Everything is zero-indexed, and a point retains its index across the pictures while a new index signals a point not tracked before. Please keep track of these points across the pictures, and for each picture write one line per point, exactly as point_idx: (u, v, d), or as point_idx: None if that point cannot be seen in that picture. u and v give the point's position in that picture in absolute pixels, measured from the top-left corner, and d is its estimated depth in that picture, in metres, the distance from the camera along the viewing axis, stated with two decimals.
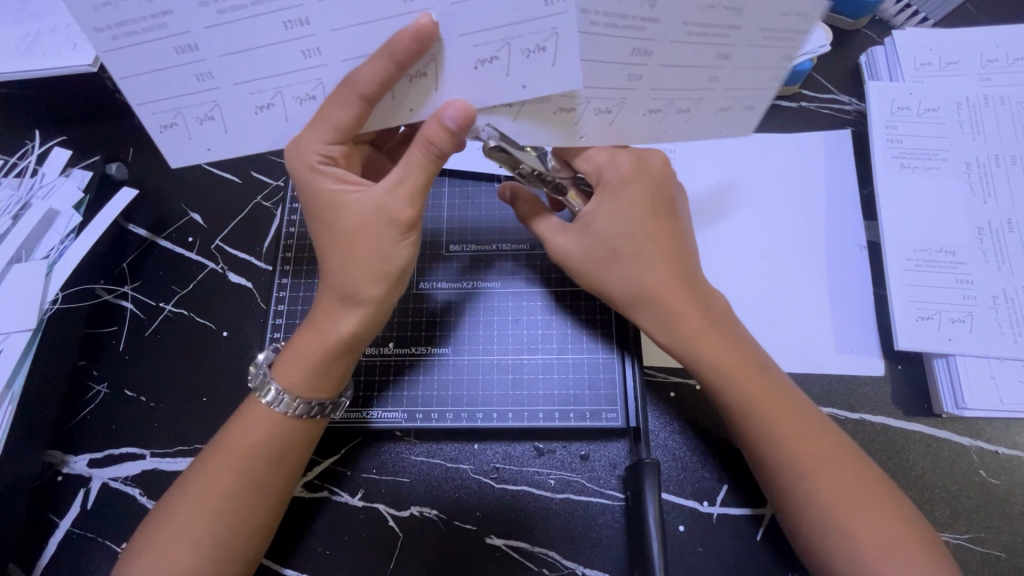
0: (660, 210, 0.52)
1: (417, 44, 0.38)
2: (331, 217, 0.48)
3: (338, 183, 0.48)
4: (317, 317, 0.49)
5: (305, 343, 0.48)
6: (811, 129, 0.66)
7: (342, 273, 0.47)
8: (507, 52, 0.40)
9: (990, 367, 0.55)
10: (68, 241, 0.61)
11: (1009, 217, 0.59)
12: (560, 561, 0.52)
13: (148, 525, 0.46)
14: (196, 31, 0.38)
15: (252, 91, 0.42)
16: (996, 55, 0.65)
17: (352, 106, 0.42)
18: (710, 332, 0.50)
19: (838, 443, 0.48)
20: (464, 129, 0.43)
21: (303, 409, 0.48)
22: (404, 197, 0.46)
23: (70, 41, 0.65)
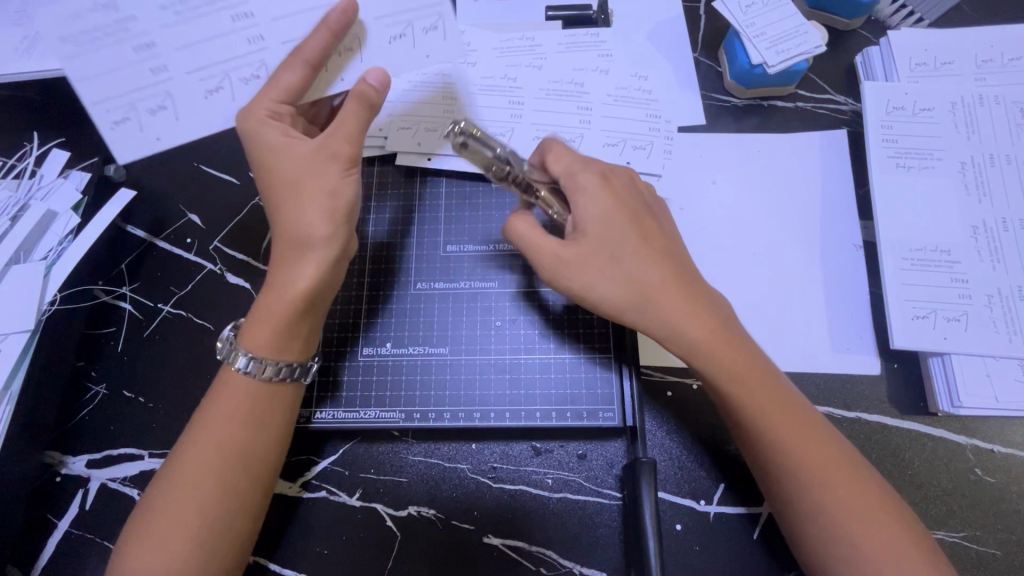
0: (642, 215, 0.53)
1: (348, 10, 0.48)
2: (273, 168, 0.49)
3: (281, 135, 0.48)
4: (273, 275, 0.49)
5: (267, 305, 0.49)
6: (807, 129, 0.67)
7: (300, 217, 0.48)
8: (411, 31, 0.50)
9: (985, 365, 0.55)
10: (66, 242, 0.61)
11: (1003, 215, 0.59)
12: (558, 560, 0.53)
13: (136, 520, 0.45)
14: (154, 31, 0.46)
15: (202, 76, 0.48)
16: (990, 55, 0.65)
17: (299, 68, 0.48)
18: (715, 338, 0.49)
19: (830, 439, 0.48)
20: (386, 84, 0.50)
21: (272, 371, 0.49)
22: (341, 137, 0.49)
23: None
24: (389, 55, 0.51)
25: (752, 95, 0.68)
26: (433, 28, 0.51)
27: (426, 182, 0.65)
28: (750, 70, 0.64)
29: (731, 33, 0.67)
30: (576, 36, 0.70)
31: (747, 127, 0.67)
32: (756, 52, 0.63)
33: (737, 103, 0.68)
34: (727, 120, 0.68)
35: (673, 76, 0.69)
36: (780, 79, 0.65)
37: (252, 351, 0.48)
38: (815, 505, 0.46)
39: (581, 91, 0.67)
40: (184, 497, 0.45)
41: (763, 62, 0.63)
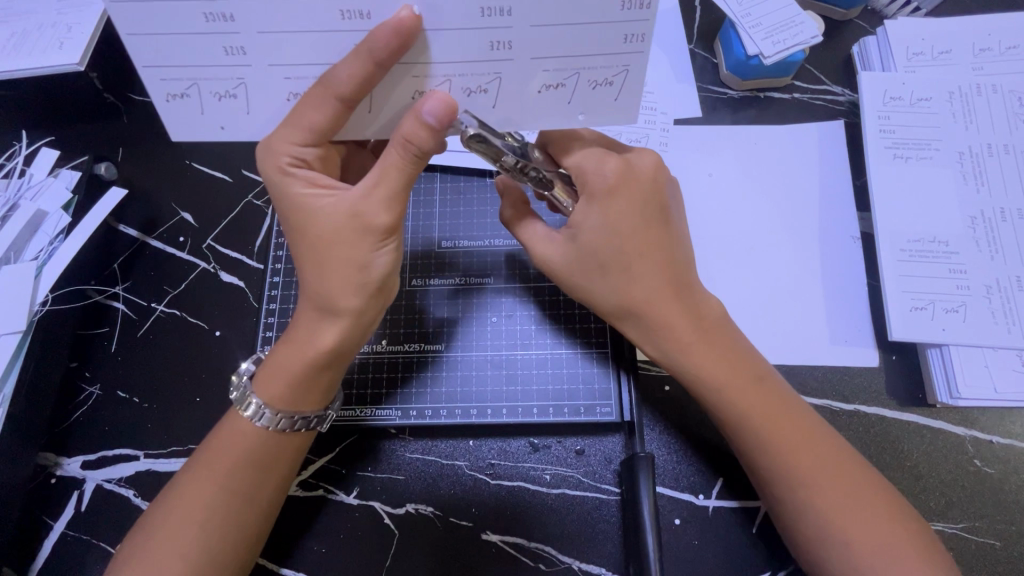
0: (649, 218, 0.49)
1: (397, 39, 0.38)
2: (304, 225, 0.46)
3: (308, 186, 0.46)
4: (298, 331, 0.48)
5: (285, 359, 0.47)
6: (804, 121, 0.66)
7: (321, 284, 0.46)
8: (576, 81, 0.42)
9: (983, 356, 0.55)
10: (57, 242, 0.60)
11: (1002, 205, 0.59)
12: (557, 556, 0.52)
13: (144, 522, 0.47)
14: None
15: (290, 76, 0.42)
16: (988, 44, 0.65)
17: (327, 105, 0.41)
18: (695, 350, 0.49)
19: (828, 449, 0.48)
20: (446, 125, 0.41)
21: (286, 423, 0.48)
22: (382, 201, 0.44)
23: (56, 40, 0.65)
24: (533, 105, 0.43)
25: (749, 86, 0.67)
26: (604, 83, 0.42)
27: (420, 178, 0.64)
28: (745, 61, 0.64)
29: (726, 24, 0.66)
30: None
31: (744, 118, 0.67)
32: (751, 43, 0.63)
33: (732, 95, 0.68)
34: (724, 112, 0.67)
35: (668, 70, 0.68)
36: (775, 71, 0.65)
37: (269, 403, 0.47)
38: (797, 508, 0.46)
39: None
40: (186, 506, 0.46)
41: (758, 53, 0.62)
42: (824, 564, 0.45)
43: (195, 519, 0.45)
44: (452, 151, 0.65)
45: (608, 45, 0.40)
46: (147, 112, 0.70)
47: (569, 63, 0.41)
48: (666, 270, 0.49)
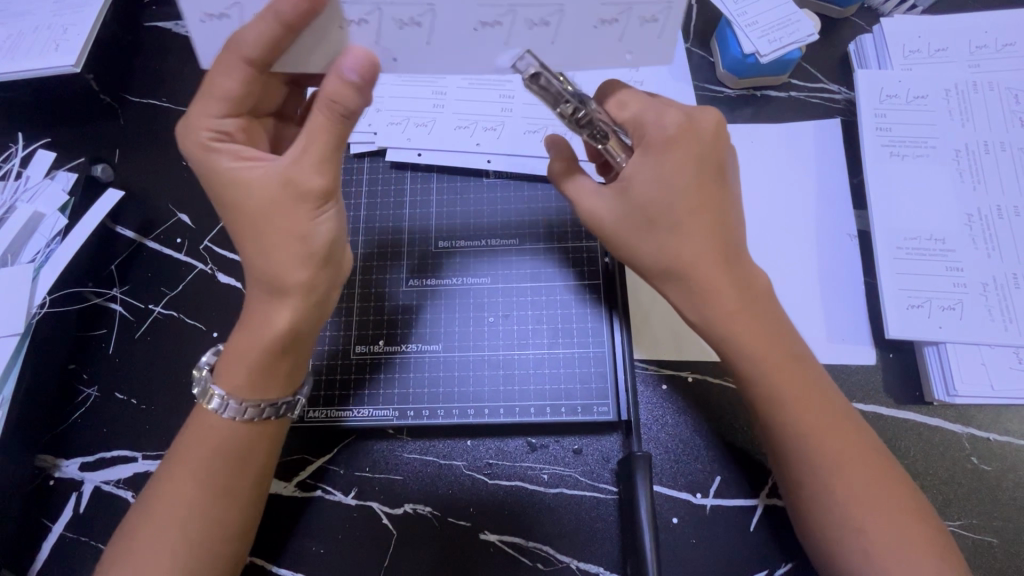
0: (704, 182, 0.48)
1: (305, 2, 0.39)
2: (236, 200, 0.45)
3: (234, 159, 0.46)
4: (251, 313, 0.47)
5: (241, 345, 0.47)
6: (801, 119, 0.66)
7: (266, 261, 0.45)
8: (628, 16, 0.41)
9: (980, 353, 0.55)
10: (54, 244, 0.60)
11: (999, 203, 0.59)
12: (554, 555, 0.52)
13: (128, 524, 0.46)
14: None
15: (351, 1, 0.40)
16: (985, 41, 0.65)
17: (240, 69, 0.42)
18: (743, 318, 0.48)
19: (854, 429, 0.47)
20: (368, 81, 0.42)
21: (254, 412, 0.47)
22: (309, 164, 0.44)
23: (52, 41, 0.65)
24: (480, 48, 0.42)
25: (745, 85, 0.67)
26: (607, 21, 0.41)
27: (417, 178, 0.64)
28: (741, 60, 0.64)
29: (722, 22, 0.66)
30: None
31: (741, 117, 0.67)
32: (748, 42, 0.63)
33: (729, 94, 0.68)
34: (721, 111, 0.67)
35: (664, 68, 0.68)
36: (772, 70, 0.65)
37: (224, 391, 0.47)
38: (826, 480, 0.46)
39: None
40: (168, 507, 0.46)
41: (755, 51, 0.62)
42: (836, 544, 0.45)
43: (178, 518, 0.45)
44: (449, 151, 0.65)
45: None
46: (144, 113, 0.70)
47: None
48: (717, 233, 0.48)
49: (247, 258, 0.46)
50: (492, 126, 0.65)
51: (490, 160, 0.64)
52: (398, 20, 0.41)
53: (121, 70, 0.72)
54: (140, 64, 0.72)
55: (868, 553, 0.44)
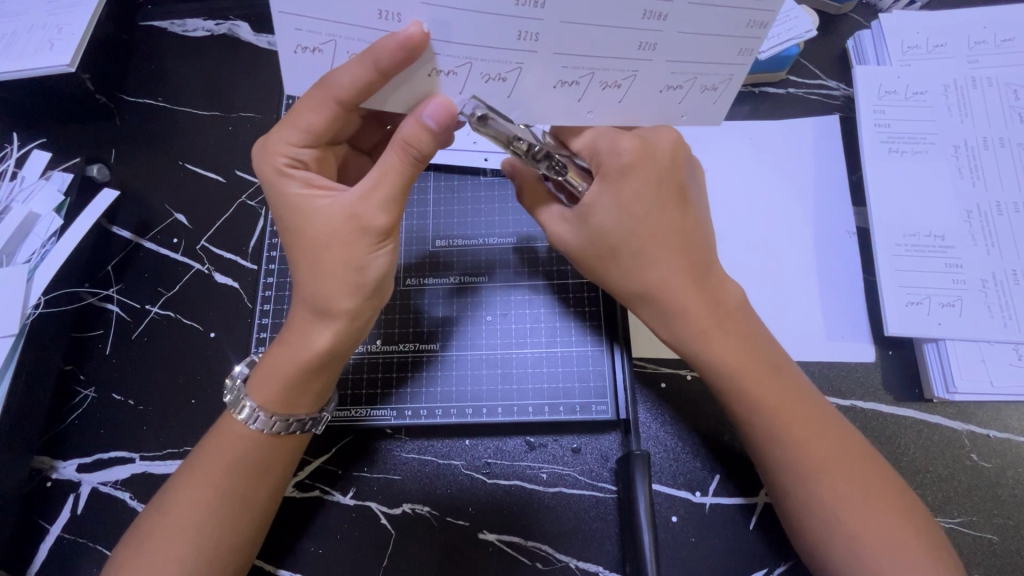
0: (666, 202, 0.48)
1: (403, 53, 0.37)
2: (302, 226, 0.45)
3: (305, 188, 0.46)
4: (294, 336, 0.47)
5: (277, 363, 0.47)
6: (800, 116, 0.66)
7: (315, 286, 0.45)
8: (691, 85, 0.42)
9: (979, 349, 0.55)
10: (49, 244, 0.60)
11: (998, 199, 0.58)
12: (554, 555, 0.52)
13: (140, 527, 0.46)
14: None
15: (445, 53, 0.39)
16: (983, 37, 0.65)
17: (326, 108, 0.43)
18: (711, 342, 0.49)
19: (832, 439, 0.47)
20: (446, 128, 0.41)
21: (281, 426, 0.47)
22: (379, 203, 0.44)
23: (47, 41, 0.65)
24: (543, 99, 0.42)
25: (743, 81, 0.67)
26: (673, 88, 0.42)
27: (414, 176, 0.64)
28: None
29: None
30: None
31: (739, 114, 0.67)
32: None
33: None
34: None
35: None
36: (770, 66, 0.64)
37: (264, 409, 0.47)
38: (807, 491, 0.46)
39: None
40: (182, 512, 0.45)
41: None
42: (827, 555, 0.45)
43: (191, 524, 0.45)
44: (446, 149, 0.64)
45: (711, 53, 0.40)
46: (139, 113, 0.70)
47: (650, 56, 0.40)
48: (683, 254, 0.49)
49: (297, 279, 0.46)
50: None
51: (487, 159, 0.64)
52: (457, 63, 0.40)
53: (116, 70, 0.71)
54: (135, 64, 0.72)
55: (859, 561, 0.44)
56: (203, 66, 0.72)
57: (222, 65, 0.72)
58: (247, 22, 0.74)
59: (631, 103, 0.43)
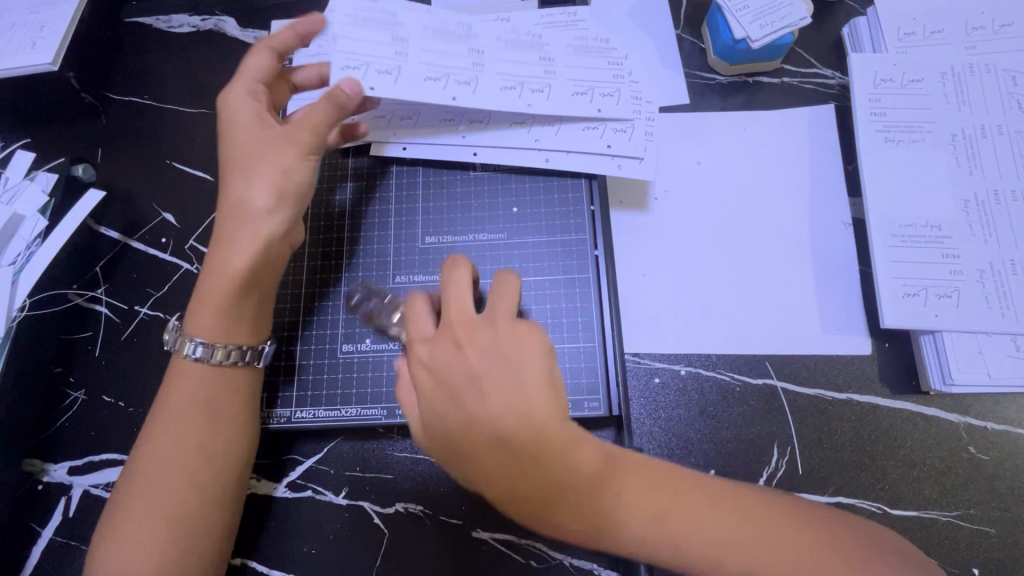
0: (461, 336, 0.42)
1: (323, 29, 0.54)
2: (229, 135, 0.51)
3: (236, 104, 0.51)
4: (217, 254, 0.49)
5: (211, 280, 0.48)
6: (795, 105, 0.65)
7: (240, 188, 0.49)
8: (636, 128, 0.59)
9: (977, 341, 0.54)
10: (34, 246, 0.59)
11: (996, 187, 0.58)
12: (548, 552, 0.52)
13: (105, 533, 0.44)
14: (488, 40, 0.58)
15: (506, 79, 0.57)
16: (981, 22, 0.63)
17: (264, 54, 0.54)
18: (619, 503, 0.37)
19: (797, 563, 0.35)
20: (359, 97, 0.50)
21: (227, 357, 0.48)
22: (305, 122, 0.49)
23: (28, 39, 0.64)
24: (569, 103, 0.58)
25: (736, 71, 0.65)
26: (580, 93, 0.58)
27: (402, 173, 0.62)
28: (732, 46, 0.62)
29: (713, 8, 0.64)
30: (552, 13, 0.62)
31: (733, 104, 0.65)
32: (739, 27, 0.61)
33: (721, 81, 0.66)
34: (712, 98, 0.66)
35: (655, 54, 0.66)
36: (764, 55, 0.63)
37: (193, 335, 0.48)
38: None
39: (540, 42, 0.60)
40: (157, 501, 0.44)
41: (746, 37, 0.61)
42: None
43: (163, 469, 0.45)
44: (435, 145, 0.61)
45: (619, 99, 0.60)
46: (125, 111, 0.69)
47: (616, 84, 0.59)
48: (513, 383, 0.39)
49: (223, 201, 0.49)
50: (478, 118, 0.60)
51: (476, 153, 0.60)
52: (513, 83, 0.57)
53: (101, 68, 0.70)
54: (121, 62, 0.71)
55: None
56: (189, 63, 0.71)
57: (208, 61, 0.71)
58: (232, 16, 0.72)
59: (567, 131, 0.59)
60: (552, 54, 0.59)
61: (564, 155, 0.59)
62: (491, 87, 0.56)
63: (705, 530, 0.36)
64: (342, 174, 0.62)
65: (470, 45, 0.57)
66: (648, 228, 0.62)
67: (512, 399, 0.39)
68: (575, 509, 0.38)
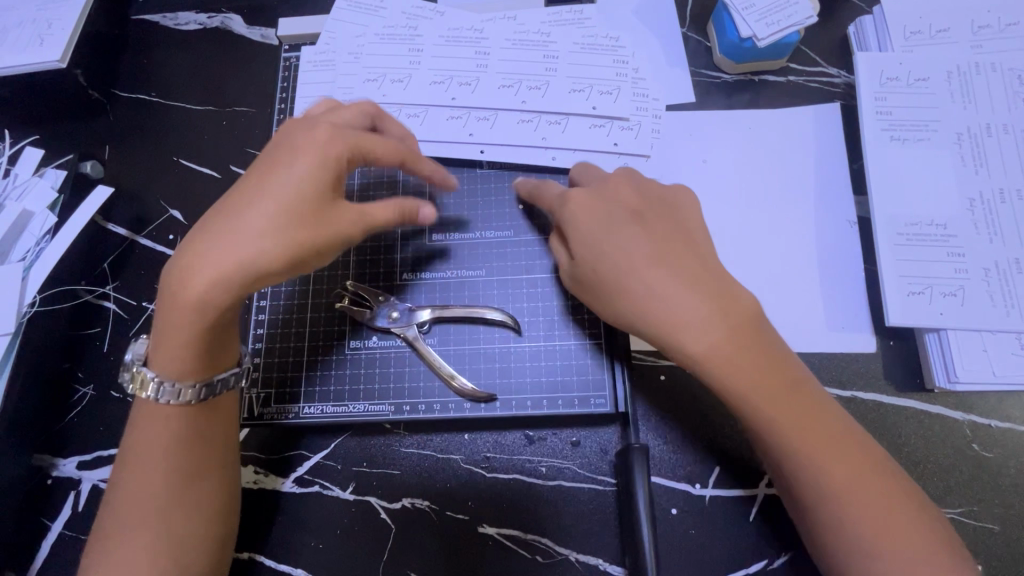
0: (654, 210, 0.50)
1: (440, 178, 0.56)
2: (278, 185, 0.45)
3: (306, 160, 0.46)
4: (183, 256, 0.44)
5: (175, 318, 0.44)
6: (800, 104, 0.65)
7: (246, 247, 0.43)
8: (641, 125, 0.60)
9: (982, 339, 0.54)
10: (44, 242, 0.60)
11: (1001, 186, 0.58)
12: (553, 547, 0.52)
13: (93, 548, 0.45)
14: (495, 40, 0.62)
15: (506, 78, 0.61)
16: (987, 22, 0.63)
17: (392, 150, 0.51)
18: (744, 341, 0.44)
19: (847, 430, 0.44)
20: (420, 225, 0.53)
21: (190, 394, 0.46)
22: (350, 228, 0.47)
23: (37, 36, 0.64)
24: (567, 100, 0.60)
25: (741, 70, 0.66)
26: (578, 91, 0.60)
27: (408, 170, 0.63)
28: (738, 44, 0.62)
29: (719, 6, 0.64)
30: (559, 12, 0.63)
31: (739, 103, 0.66)
32: (744, 25, 0.61)
33: (726, 79, 0.66)
34: (718, 97, 0.66)
35: (660, 52, 0.66)
36: (769, 53, 0.63)
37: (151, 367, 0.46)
38: (801, 468, 0.43)
39: (546, 41, 0.62)
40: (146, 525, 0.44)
41: (752, 35, 0.61)
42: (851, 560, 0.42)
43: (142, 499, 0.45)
44: (441, 143, 0.60)
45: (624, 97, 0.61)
46: (132, 108, 0.69)
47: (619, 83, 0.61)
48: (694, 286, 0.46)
49: (220, 207, 0.45)
50: (485, 116, 0.61)
51: (483, 151, 0.60)
52: (512, 82, 0.61)
53: (108, 65, 0.71)
54: (128, 59, 0.71)
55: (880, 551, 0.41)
56: (195, 61, 0.71)
57: (215, 59, 0.71)
58: (239, 14, 0.72)
59: (573, 130, 0.60)
60: (556, 53, 0.62)
61: (571, 153, 0.59)
62: (489, 86, 0.61)
63: (773, 408, 0.44)
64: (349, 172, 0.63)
65: (478, 48, 0.62)
66: None
67: (669, 295, 0.45)
68: (695, 333, 0.44)
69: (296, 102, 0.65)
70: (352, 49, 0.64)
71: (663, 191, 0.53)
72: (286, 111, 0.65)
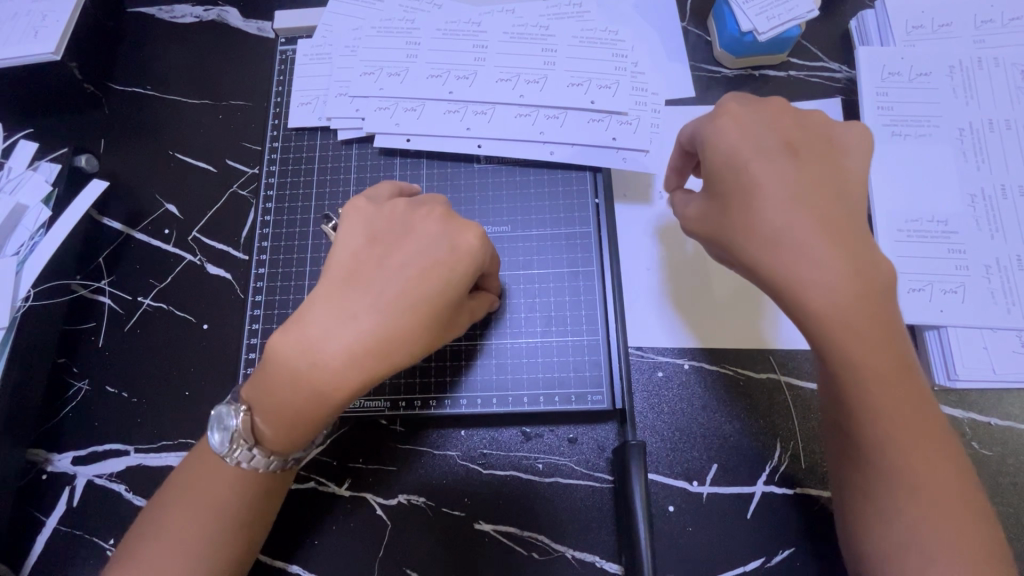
0: (813, 144, 0.41)
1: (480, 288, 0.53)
2: (431, 274, 0.40)
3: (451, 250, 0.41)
4: (320, 329, 0.39)
5: (298, 396, 0.39)
6: (800, 99, 0.64)
7: (391, 338, 0.39)
8: (641, 120, 0.59)
9: (982, 336, 0.54)
10: (38, 236, 0.60)
11: (1003, 183, 0.57)
12: (550, 544, 0.52)
13: (126, 544, 0.44)
14: (494, 34, 0.62)
15: (504, 72, 0.60)
16: (990, 16, 0.63)
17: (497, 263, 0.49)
18: (879, 321, 0.36)
19: (950, 438, 0.38)
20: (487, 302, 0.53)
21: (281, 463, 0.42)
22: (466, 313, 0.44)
23: (31, 28, 0.63)
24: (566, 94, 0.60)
25: (742, 64, 0.65)
26: (576, 85, 0.60)
27: (405, 164, 0.62)
28: (738, 38, 0.62)
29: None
30: (557, 5, 0.63)
31: None
32: (745, 19, 0.60)
33: (727, 74, 0.66)
34: (717, 91, 0.65)
35: (660, 46, 0.65)
36: (770, 48, 0.62)
37: (258, 442, 0.41)
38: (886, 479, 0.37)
39: (544, 34, 0.62)
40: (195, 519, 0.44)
41: (752, 29, 0.60)
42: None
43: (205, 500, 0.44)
44: (438, 137, 0.60)
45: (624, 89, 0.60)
46: (128, 102, 0.69)
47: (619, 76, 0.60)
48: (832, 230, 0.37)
49: (365, 281, 0.41)
50: (483, 110, 0.60)
51: (481, 145, 0.60)
52: (511, 75, 0.60)
53: (103, 58, 0.70)
54: (123, 52, 0.71)
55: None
56: (192, 54, 0.70)
57: (211, 52, 0.70)
58: (235, 7, 0.72)
59: (570, 124, 0.59)
60: (555, 46, 0.61)
61: (569, 148, 0.59)
62: (487, 80, 0.60)
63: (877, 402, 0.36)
64: (345, 167, 0.63)
65: (476, 41, 0.62)
66: (651, 220, 0.62)
67: (802, 235, 0.37)
68: (819, 288, 0.36)
69: (292, 96, 0.64)
70: (349, 43, 0.64)
71: (824, 128, 0.43)
72: (283, 105, 0.65)
